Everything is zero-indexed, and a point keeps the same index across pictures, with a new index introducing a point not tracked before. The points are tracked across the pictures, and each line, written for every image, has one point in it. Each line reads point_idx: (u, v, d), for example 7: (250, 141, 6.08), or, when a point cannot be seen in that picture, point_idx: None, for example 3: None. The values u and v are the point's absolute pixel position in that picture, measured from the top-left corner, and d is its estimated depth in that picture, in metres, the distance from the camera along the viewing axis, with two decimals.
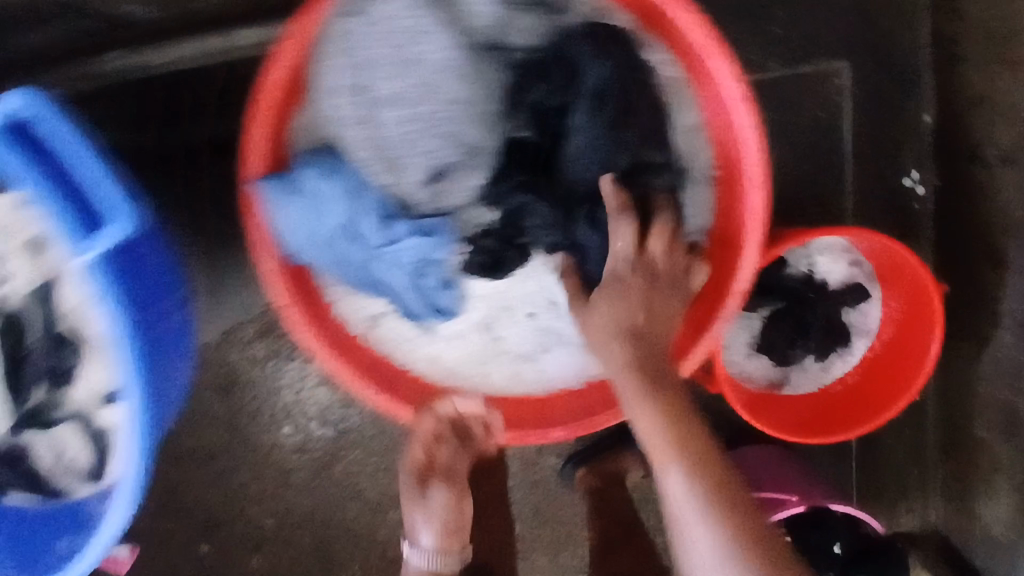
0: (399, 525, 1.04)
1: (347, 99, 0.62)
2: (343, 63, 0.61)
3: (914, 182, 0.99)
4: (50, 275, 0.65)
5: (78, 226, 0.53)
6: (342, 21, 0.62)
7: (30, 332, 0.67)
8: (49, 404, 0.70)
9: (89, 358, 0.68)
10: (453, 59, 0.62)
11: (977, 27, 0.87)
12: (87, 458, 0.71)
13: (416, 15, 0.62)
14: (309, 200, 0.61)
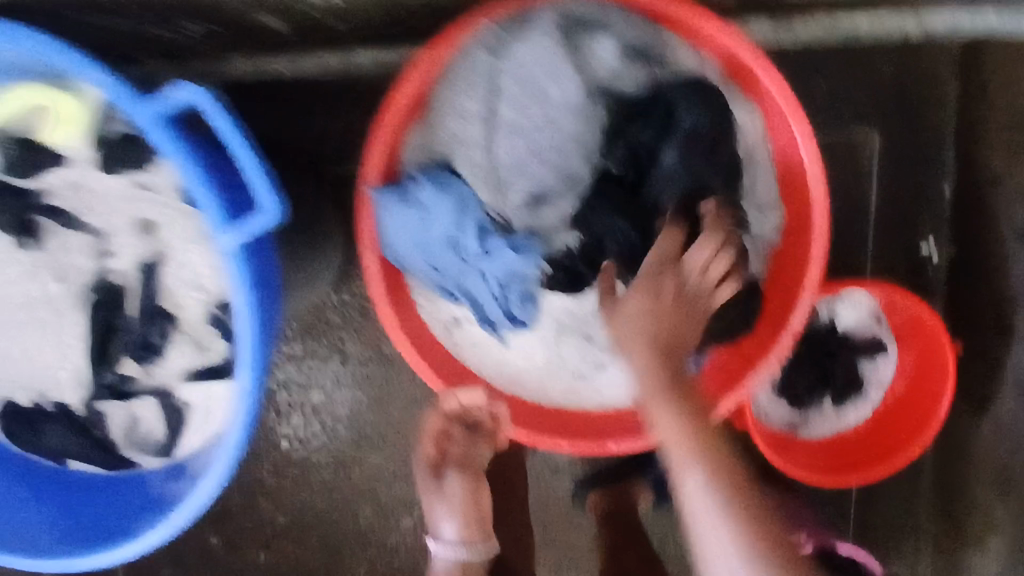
0: (406, 531, 1.09)
1: (470, 124, 0.68)
2: (471, 95, 0.67)
3: (929, 250, 1.04)
4: (156, 254, 0.70)
5: (226, 214, 0.56)
6: (473, 54, 0.67)
7: (128, 306, 0.72)
8: (132, 376, 0.74)
9: (176, 337, 0.72)
10: (574, 102, 0.67)
11: (1002, 115, 0.92)
12: (159, 432, 0.75)
13: (544, 56, 0.66)
14: (418, 211, 0.65)
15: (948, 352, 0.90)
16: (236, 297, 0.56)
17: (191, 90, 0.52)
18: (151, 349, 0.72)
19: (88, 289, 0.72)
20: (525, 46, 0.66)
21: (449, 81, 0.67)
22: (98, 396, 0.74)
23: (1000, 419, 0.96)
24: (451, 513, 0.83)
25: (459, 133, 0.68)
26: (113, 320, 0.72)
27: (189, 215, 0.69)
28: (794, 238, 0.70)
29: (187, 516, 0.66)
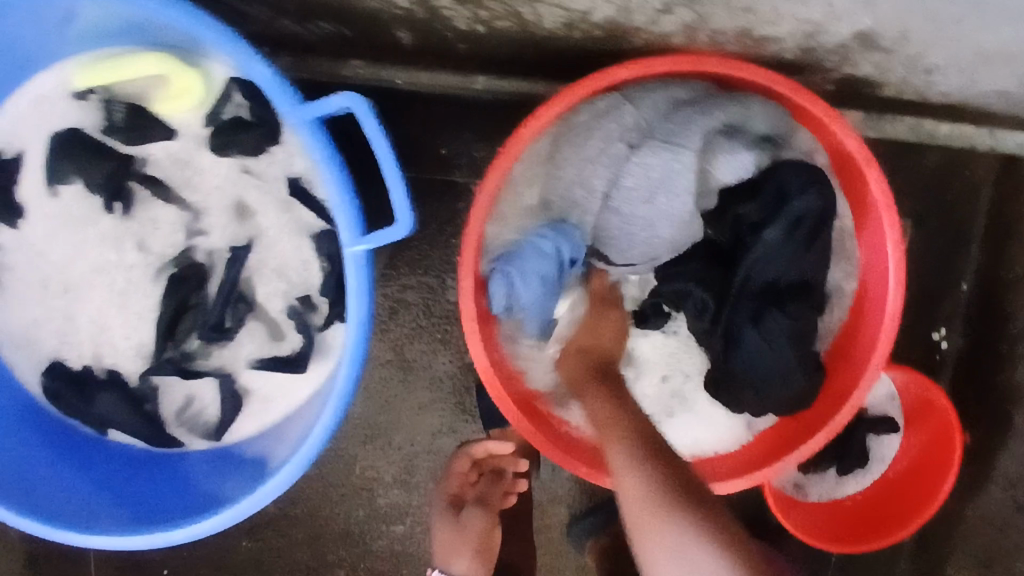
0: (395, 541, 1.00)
1: (580, 189, 0.70)
2: (596, 171, 0.70)
3: (941, 336, 0.90)
4: (249, 237, 0.70)
5: (358, 221, 0.57)
6: (613, 135, 0.69)
7: (208, 286, 0.71)
8: (195, 354, 0.73)
9: (252, 320, 0.72)
10: (680, 210, 0.68)
11: None
12: (215, 413, 0.75)
13: (673, 163, 0.67)
14: (542, 251, 0.69)
15: (960, 439, 0.83)
16: (352, 303, 0.58)
17: (346, 98, 0.54)
18: (223, 332, 0.72)
19: (168, 264, 0.71)
20: (659, 149, 0.67)
21: (578, 148, 0.70)
22: (157, 370, 0.73)
23: (987, 511, 0.86)
24: (462, 548, 0.83)
25: (576, 199, 0.71)
26: (189, 297, 0.71)
27: (289, 208, 0.69)
28: (865, 320, 0.72)
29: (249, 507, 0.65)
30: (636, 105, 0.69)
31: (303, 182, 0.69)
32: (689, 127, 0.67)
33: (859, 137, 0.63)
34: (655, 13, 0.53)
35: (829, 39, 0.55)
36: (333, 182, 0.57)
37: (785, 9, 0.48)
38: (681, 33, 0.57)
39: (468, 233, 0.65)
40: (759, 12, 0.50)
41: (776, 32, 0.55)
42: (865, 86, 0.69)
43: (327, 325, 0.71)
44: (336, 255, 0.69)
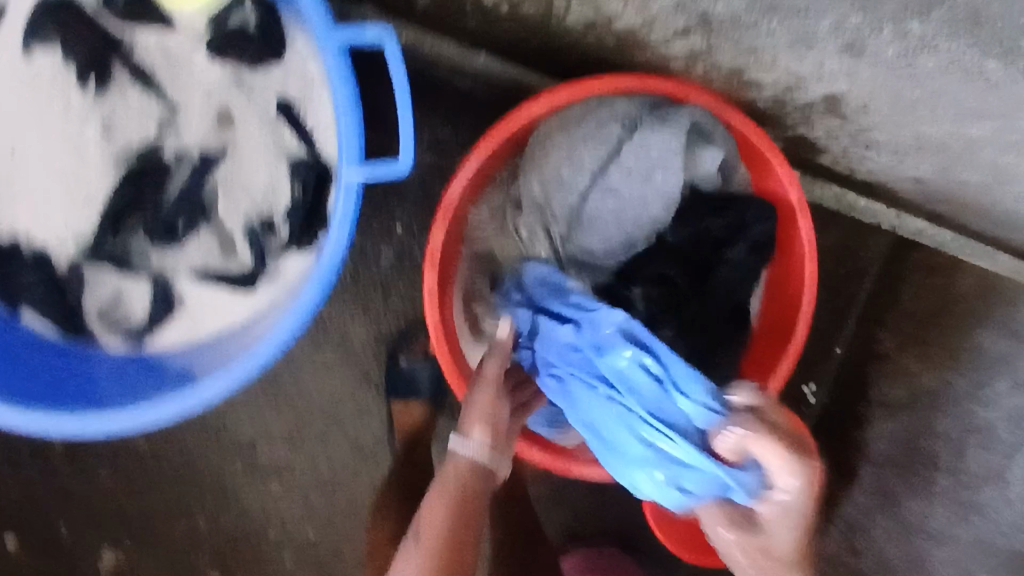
0: (256, 490, 1.19)
1: (566, 167, 0.75)
2: (589, 151, 0.74)
3: (809, 392, 1.01)
4: (224, 145, 0.69)
5: (360, 148, 0.60)
6: (608, 118, 0.74)
7: (168, 186, 0.70)
8: (135, 252, 0.71)
9: (207, 230, 0.71)
10: (675, 194, 0.74)
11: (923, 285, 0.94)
12: (141, 315, 0.72)
13: (671, 143, 0.72)
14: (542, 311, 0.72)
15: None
16: (333, 225, 0.62)
17: (380, 33, 0.57)
18: (173, 236, 0.71)
19: (129, 155, 0.69)
20: (658, 131, 0.72)
21: (569, 132, 0.75)
22: (92, 259, 0.70)
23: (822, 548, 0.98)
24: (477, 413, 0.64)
25: (564, 177, 0.75)
26: (144, 194, 0.69)
27: (273, 126, 0.69)
28: (772, 348, 0.81)
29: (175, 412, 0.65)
30: (627, 99, 0.75)
31: (292, 105, 0.69)
32: (678, 115, 0.73)
33: (803, 188, 0.72)
34: (671, 34, 0.59)
35: (803, 97, 0.63)
36: (341, 107, 0.59)
37: (782, 60, 0.56)
38: (683, 60, 0.64)
39: (454, 178, 0.73)
40: (761, 58, 0.57)
41: (763, 79, 0.62)
42: (808, 149, 0.80)
43: (281, 252, 0.71)
44: (310, 183, 0.69)
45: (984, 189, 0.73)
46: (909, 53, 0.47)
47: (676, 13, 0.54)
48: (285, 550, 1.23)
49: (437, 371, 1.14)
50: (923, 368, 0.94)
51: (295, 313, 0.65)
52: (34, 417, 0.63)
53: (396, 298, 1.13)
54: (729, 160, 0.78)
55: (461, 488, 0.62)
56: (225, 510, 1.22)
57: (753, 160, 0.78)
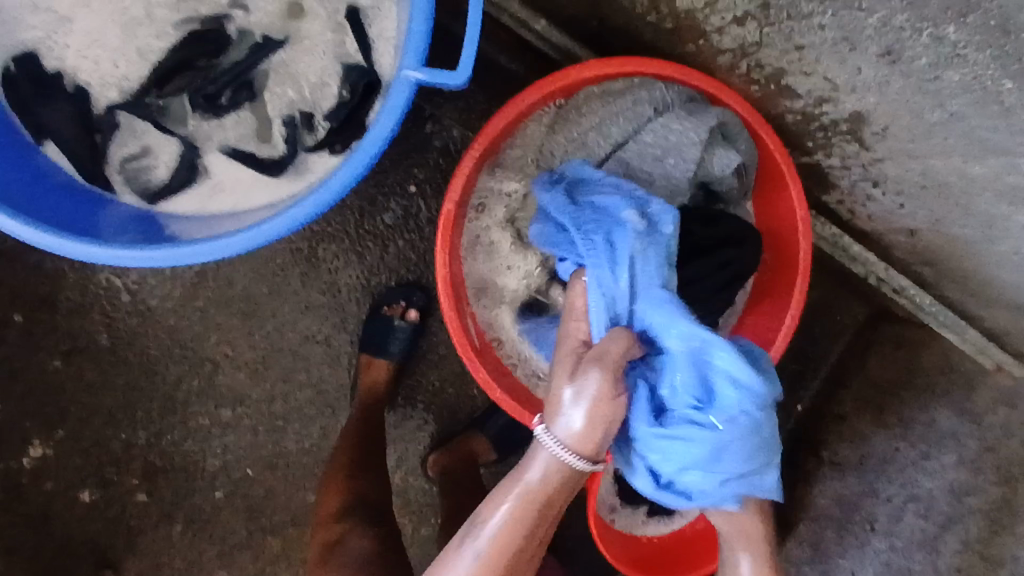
0: (204, 414, 1.22)
1: (593, 135, 0.84)
2: (617, 123, 0.83)
3: None
4: (286, 32, 0.74)
5: (421, 52, 0.66)
6: (644, 99, 0.83)
7: (223, 56, 0.74)
8: (173, 113, 0.75)
9: (246, 107, 0.75)
10: (682, 181, 0.79)
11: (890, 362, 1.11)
12: (162, 176, 0.75)
13: (690, 133, 0.78)
14: (594, 221, 0.77)
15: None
16: (380, 119, 0.67)
17: None
18: (215, 107, 0.74)
19: (193, 17, 0.74)
20: (683, 119, 0.79)
21: (607, 105, 0.85)
22: (130, 108, 0.74)
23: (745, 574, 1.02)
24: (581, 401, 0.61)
25: (589, 141, 0.84)
26: (197, 59, 0.74)
27: (338, 29, 0.74)
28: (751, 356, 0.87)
29: (185, 259, 0.69)
30: (666, 86, 0.83)
31: (361, 14, 0.74)
32: (707, 112, 0.79)
33: (806, 205, 0.77)
34: (729, 21, 0.69)
35: (830, 112, 0.73)
36: (419, 11, 0.66)
37: (823, 58, 0.67)
38: (732, 56, 0.73)
39: (495, 119, 0.80)
40: (804, 57, 0.68)
41: (799, 86, 0.72)
42: (818, 183, 0.86)
43: (313, 148, 0.74)
44: (358, 88, 0.73)
45: (972, 248, 0.79)
46: (940, 64, 0.61)
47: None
48: (214, 483, 1.23)
49: (417, 336, 1.21)
50: (875, 430, 1.09)
51: (321, 194, 0.70)
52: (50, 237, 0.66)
53: (395, 254, 1.19)
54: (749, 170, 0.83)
55: (510, 541, 0.64)
56: (165, 430, 1.22)
57: (764, 186, 0.86)
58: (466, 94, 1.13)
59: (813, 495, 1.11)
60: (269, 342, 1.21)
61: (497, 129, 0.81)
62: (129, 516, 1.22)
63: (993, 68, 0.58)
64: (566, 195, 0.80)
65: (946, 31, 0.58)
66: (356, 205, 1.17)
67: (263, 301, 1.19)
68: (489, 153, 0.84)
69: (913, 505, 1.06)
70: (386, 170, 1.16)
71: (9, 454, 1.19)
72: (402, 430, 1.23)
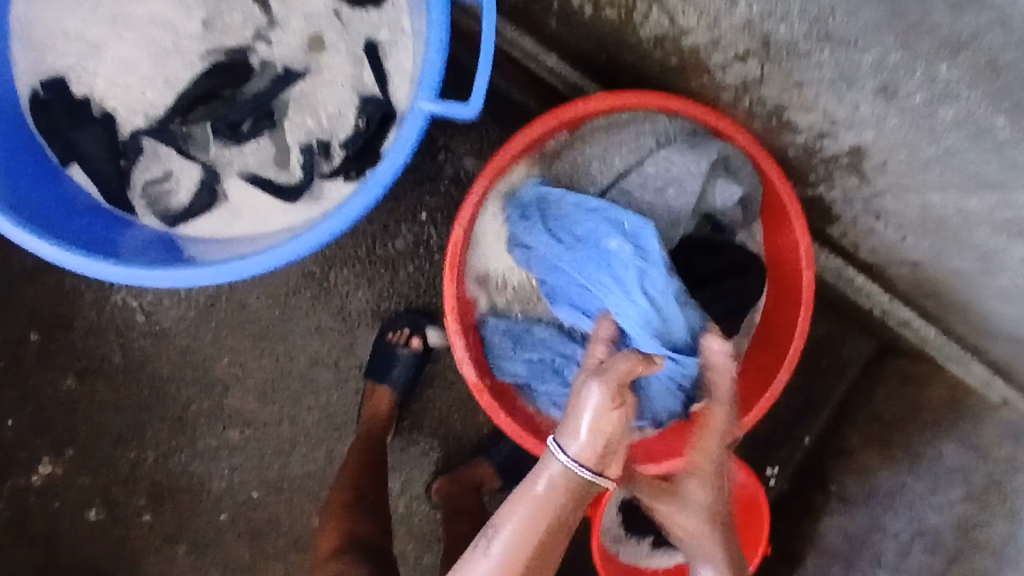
0: (212, 437, 1.23)
1: (597, 165, 0.87)
2: (620, 152, 0.86)
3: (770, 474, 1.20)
4: (307, 63, 0.77)
5: (436, 85, 0.69)
6: (646, 130, 0.86)
7: (247, 87, 0.77)
8: (195, 140, 0.78)
9: (266, 136, 0.78)
10: (683, 213, 0.83)
11: (895, 399, 1.13)
12: (184, 200, 0.78)
13: (692, 165, 0.82)
14: (580, 245, 0.82)
15: (766, 522, 1.05)
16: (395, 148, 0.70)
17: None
18: (236, 134, 0.77)
19: (217, 51, 0.77)
20: (684, 152, 0.82)
21: (611, 134, 0.87)
22: (154, 133, 0.78)
23: None
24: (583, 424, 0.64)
25: (593, 169, 0.87)
26: (223, 89, 0.77)
27: (357, 63, 0.77)
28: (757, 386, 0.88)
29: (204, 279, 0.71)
30: (669, 118, 0.86)
31: (379, 49, 0.77)
32: (708, 145, 0.83)
33: (809, 237, 0.78)
34: (730, 59, 0.75)
35: (830, 146, 0.76)
36: (434, 46, 0.69)
37: (821, 96, 0.72)
38: (733, 91, 0.77)
39: (506, 146, 0.82)
40: (803, 94, 0.73)
41: (799, 121, 0.76)
42: (820, 216, 0.88)
43: (328, 175, 0.77)
44: (375, 118, 0.76)
45: (973, 281, 0.80)
46: (934, 100, 0.67)
47: (743, 34, 0.72)
48: (219, 505, 1.24)
49: (424, 363, 1.22)
50: (881, 464, 1.11)
51: (337, 218, 0.73)
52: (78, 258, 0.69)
53: (406, 280, 1.21)
54: (751, 201, 0.86)
55: (517, 559, 0.65)
56: (172, 451, 1.23)
57: (771, 219, 0.87)
58: (477, 126, 1.16)
59: (822, 530, 1.14)
60: (279, 365, 1.22)
61: (507, 155, 0.83)
62: (134, 538, 1.23)
63: (984, 105, 0.65)
64: (539, 219, 0.85)
65: (940, 68, 0.65)
66: (369, 231, 1.20)
67: (274, 324, 1.21)
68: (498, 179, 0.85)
69: (919, 540, 1.06)
70: (399, 198, 1.19)
71: (21, 470, 1.21)
72: (406, 457, 1.23)
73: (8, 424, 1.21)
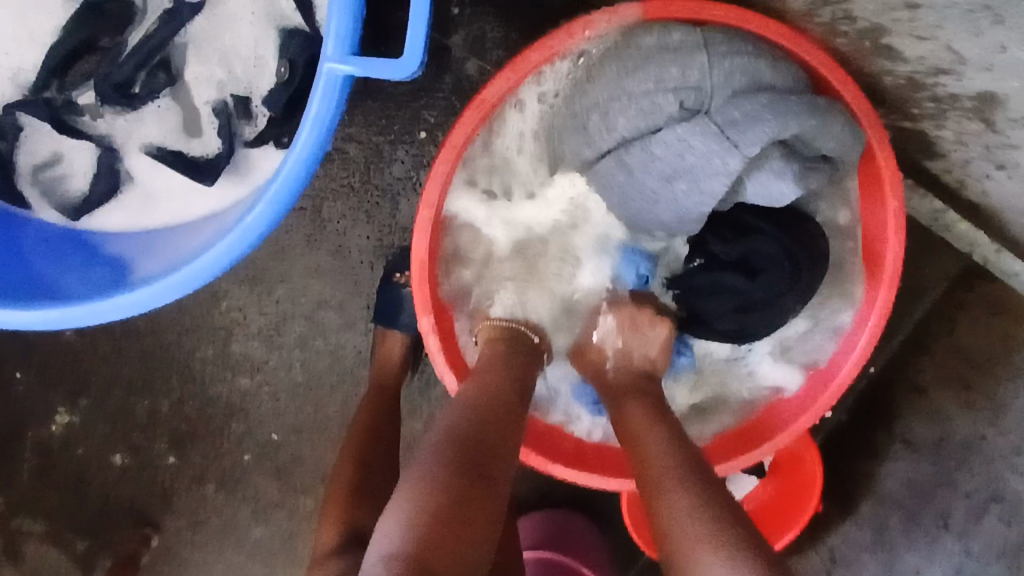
0: (222, 383, 1.16)
1: (595, 119, 0.69)
2: (626, 112, 0.67)
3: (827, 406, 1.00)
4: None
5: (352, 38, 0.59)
6: (668, 84, 0.65)
7: (128, 33, 0.73)
8: (82, 111, 0.75)
9: (168, 91, 0.75)
10: (702, 211, 0.68)
11: (983, 325, 0.92)
12: (82, 186, 0.78)
13: (715, 159, 0.64)
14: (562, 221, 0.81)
15: (817, 465, 0.94)
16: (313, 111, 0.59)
17: None
18: (129, 98, 0.74)
19: None
20: (711, 136, 0.64)
21: (622, 76, 0.67)
22: (28, 108, 0.74)
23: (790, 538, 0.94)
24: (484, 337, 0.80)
25: (592, 125, 0.70)
26: (100, 37, 0.72)
27: None
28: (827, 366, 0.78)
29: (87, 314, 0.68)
30: (710, 58, 0.65)
31: None
32: (754, 130, 0.62)
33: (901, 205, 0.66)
34: None
35: (952, 85, 0.60)
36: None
37: (946, 27, 0.54)
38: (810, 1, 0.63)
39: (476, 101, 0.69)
40: (920, 18, 0.55)
41: (905, 50, 0.60)
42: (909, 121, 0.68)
43: (254, 143, 0.75)
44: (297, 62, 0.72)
45: None
46: None
47: None
48: (241, 446, 1.19)
49: None
50: (958, 409, 0.94)
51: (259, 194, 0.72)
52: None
53: (406, 211, 1.04)
54: (841, 161, 0.68)
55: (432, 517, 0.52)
56: (184, 396, 1.17)
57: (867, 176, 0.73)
58: (478, 18, 0.94)
59: (881, 475, 0.98)
60: (278, 308, 1.11)
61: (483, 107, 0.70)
62: (162, 479, 1.20)
63: None
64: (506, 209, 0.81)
65: None
66: (361, 156, 1.02)
67: (269, 264, 1.09)
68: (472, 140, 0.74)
69: (995, 503, 0.94)
70: (390, 114, 1.00)
71: (37, 421, 1.18)
72: (427, 401, 1.11)
73: (16, 377, 1.17)
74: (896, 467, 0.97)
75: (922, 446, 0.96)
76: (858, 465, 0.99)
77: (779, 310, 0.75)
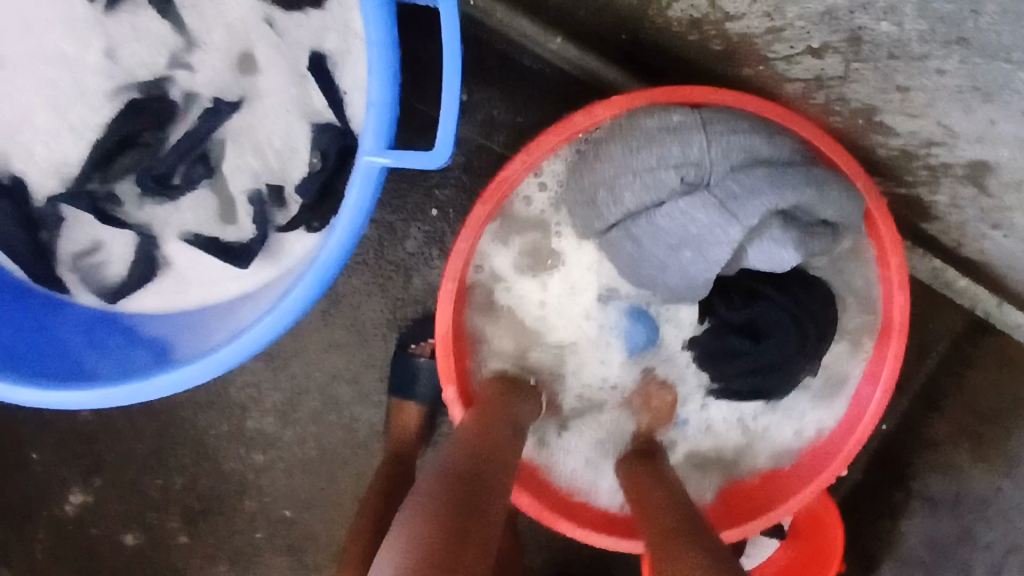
0: (236, 459, 1.16)
1: (603, 193, 0.73)
2: (632, 186, 0.70)
3: None
4: (235, 87, 0.78)
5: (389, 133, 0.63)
6: (669, 160, 0.68)
7: (173, 126, 0.78)
8: (125, 202, 0.80)
9: (204, 179, 0.79)
10: (706, 278, 0.71)
11: (991, 380, 0.93)
12: (118, 271, 0.81)
13: (716, 230, 0.67)
14: (579, 296, 0.85)
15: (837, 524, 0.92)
16: (348, 201, 0.63)
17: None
18: (167, 188, 0.79)
19: (130, 85, 0.78)
20: (712, 208, 0.67)
21: (628, 152, 0.71)
22: (70, 200, 0.79)
23: None
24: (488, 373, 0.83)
25: (600, 199, 0.73)
26: (143, 133, 0.78)
27: (298, 83, 0.77)
28: (842, 424, 0.80)
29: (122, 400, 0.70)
30: (708, 133, 0.68)
31: (320, 61, 0.76)
32: (752, 203, 0.66)
33: (900, 262, 0.70)
34: (805, 50, 0.62)
35: (943, 155, 0.65)
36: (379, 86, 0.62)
37: (940, 106, 0.59)
38: (808, 83, 0.69)
39: (495, 178, 0.73)
40: (914, 99, 0.61)
41: (898, 126, 0.66)
42: (909, 180, 0.73)
43: (287, 228, 0.79)
44: (328, 152, 0.77)
45: None
46: None
47: (823, 25, 0.58)
48: (254, 524, 1.17)
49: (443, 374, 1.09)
50: (975, 464, 0.94)
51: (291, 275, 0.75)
52: (12, 386, 0.69)
53: (419, 284, 1.07)
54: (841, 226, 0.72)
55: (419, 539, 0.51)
56: (198, 474, 1.17)
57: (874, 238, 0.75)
58: (484, 101, 0.98)
59: (902, 534, 0.97)
60: (292, 382, 1.12)
61: (501, 183, 0.74)
62: (173, 558, 1.18)
63: None
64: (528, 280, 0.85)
65: None
66: (375, 233, 1.05)
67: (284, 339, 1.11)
68: (489, 215, 0.77)
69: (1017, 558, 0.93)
70: (403, 193, 1.03)
71: (49, 502, 1.17)
72: None
73: (31, 458, 1.16)
74: (918, 525, 0.97)
75: (943, 502, 0.96)
76: (878, 526, 0.98)
77: (789, 374, 0.77)
